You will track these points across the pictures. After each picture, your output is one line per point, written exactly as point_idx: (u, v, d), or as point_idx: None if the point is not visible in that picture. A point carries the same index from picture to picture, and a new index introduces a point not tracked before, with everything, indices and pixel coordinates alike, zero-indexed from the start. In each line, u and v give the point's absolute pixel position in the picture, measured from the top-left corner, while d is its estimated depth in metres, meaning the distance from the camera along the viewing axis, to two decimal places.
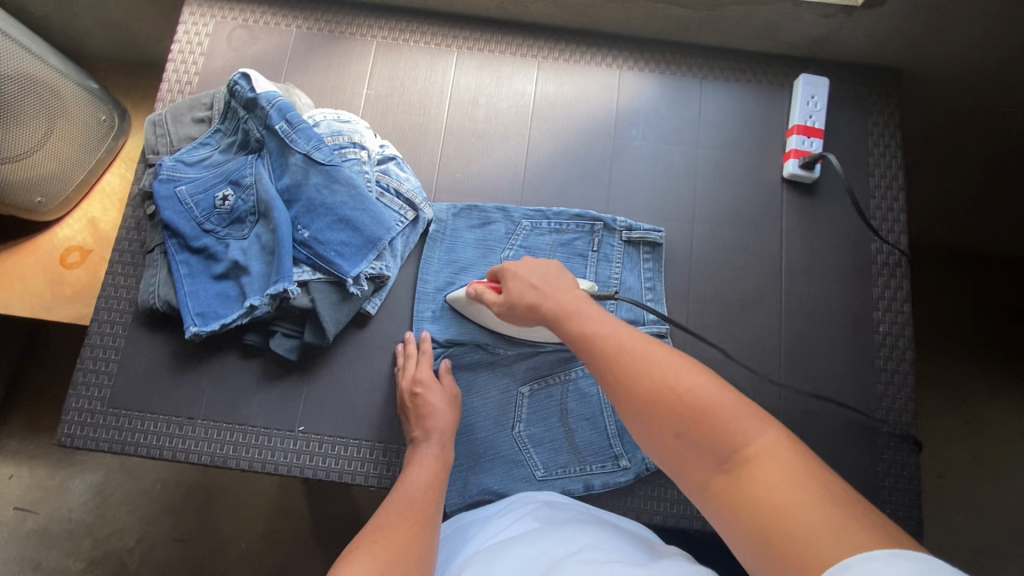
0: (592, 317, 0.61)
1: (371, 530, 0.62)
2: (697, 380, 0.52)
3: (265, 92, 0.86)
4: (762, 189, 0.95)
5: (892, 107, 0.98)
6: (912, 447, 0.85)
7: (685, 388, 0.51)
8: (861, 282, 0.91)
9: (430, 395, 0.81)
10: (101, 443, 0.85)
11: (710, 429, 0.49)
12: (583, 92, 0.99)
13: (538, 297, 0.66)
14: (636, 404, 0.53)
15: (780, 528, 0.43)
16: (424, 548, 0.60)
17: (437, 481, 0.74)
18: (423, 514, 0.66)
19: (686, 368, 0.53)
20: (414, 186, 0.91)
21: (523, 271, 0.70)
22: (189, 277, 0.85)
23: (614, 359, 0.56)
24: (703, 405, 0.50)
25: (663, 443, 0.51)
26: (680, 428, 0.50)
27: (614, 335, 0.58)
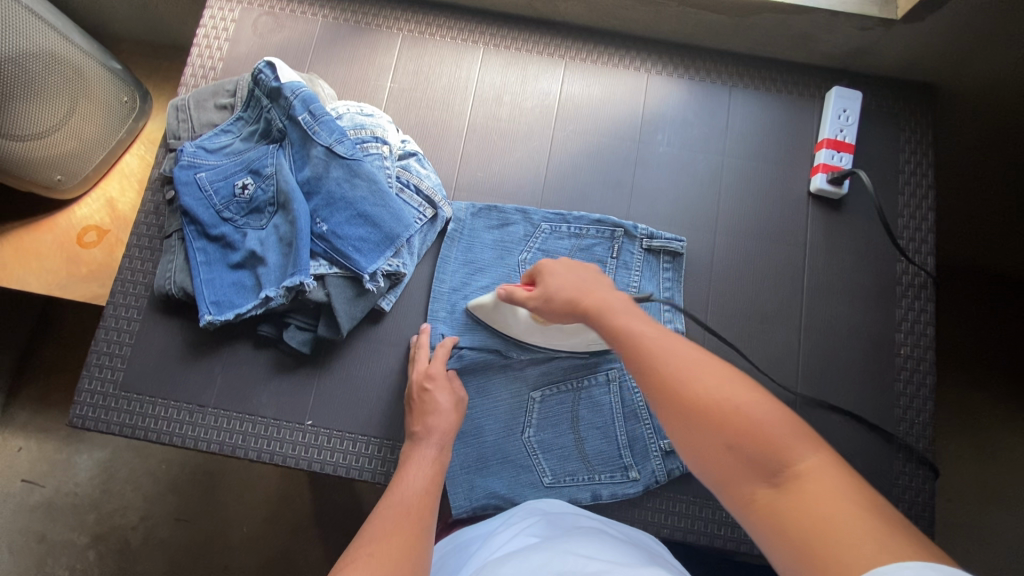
0: (636, 321, 0.61)
1: (364, 538, 0.60)
2: (744, 390, 0.49)
3: (290, 82, 0.85)
4: (788, 202, 0.93)
5: (926, 125, 0.95)
6: (928, 474, 0.84)
7: (732, 396, 0.49)
8: (885, 302, 0.89)
9: (437, 391, 0.80)
10: (112, 426, 0.85)
11: (758, 440, 0.46)
12: (610, 95, 0.97)
13: (582, 299, 0.67)
14: (678, 408, 0.50)
15: (830, 548, 0.39)
16: (419, 559, 0.58)
17: (434, 483, 0.72)
18: (418, 522, 0.64)
19: (732, 377, 0.51)
20: (434, 183, 0.90)
21: (564, 275, 0.73)
22: (206, 264, 0.85)
23: (656, 361, 0.54)
24: (750, 415, 0.47)
25: (705, 451, 0.48)
26: (727, 436, 0.47)
27: (655, 340, 0.57)
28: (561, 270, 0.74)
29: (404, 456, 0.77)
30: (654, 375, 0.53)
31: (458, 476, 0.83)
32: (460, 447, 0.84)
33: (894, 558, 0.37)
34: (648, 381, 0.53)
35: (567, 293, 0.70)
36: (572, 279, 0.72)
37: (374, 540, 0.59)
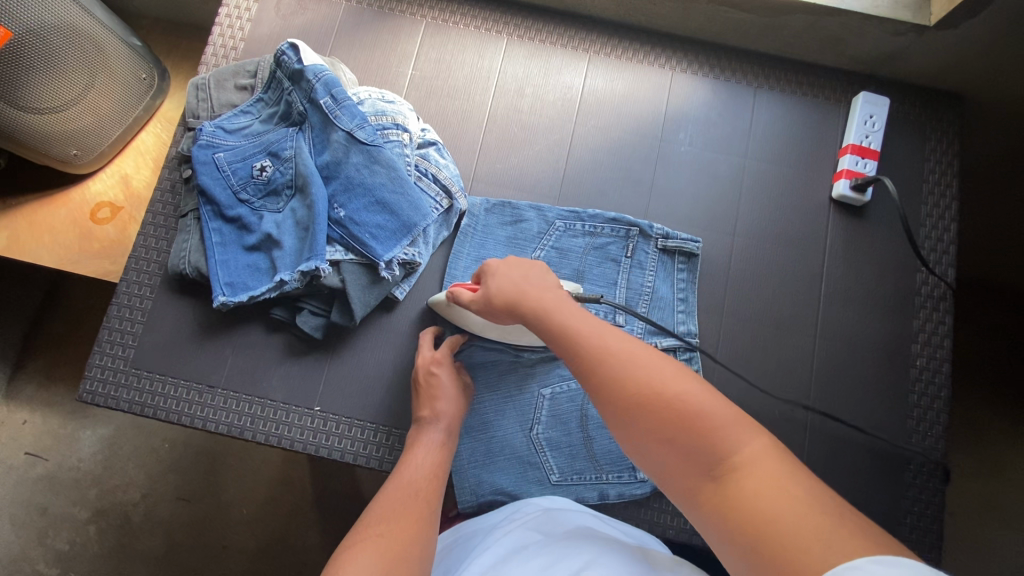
0: (576, 315, 0.61)
1: (368, 525, 0.62)
2: (684, 384, 0.52)
3: (312, 65, 0.84)
4: (809, 208, 0.92)
5: (952, 135, 0.94)
6: (939, 487, 0.83)
7: (672, 392, 0.52)
8: (902, 313, 0.88)
9: (442, 375, 0.80)
10: (121, 402, 0.85)
11: (699, 435, 0.49)
12: (633, 91, 0.96)
13: (523, 294, 0.65)
14: (622, 408, 0.53)
15: (772, 540, 0.42)
16: (421, 549, 0.60)
17: (440, 467, 0.74)
18: (423, 510, 0.65)
19: (672, 373, 0.53)
20: (452, 174, 0.89)
21: (503, 270, 0.68)
22: (221, 245, 0.84)
23: (603, 363, 0.56)
24: (691, 409, 0.50)
25: (647, 445, 0.52)
26: (670, 434, 0.50)
27: (596, 338, 0.58)
28: (502, 265, 0.69)
29: (409, 440, 0.77)
30: (601, 378, 0.55)
31: (465, 470, 0.83)
32: (468, 441, 0.84)
33: (849, 555, 0.39)
34: (595, 384, 0.55)
35: (506, 288, 0.66)
36: (513, 273, 0.68)
37: (377, 528, 0.61)
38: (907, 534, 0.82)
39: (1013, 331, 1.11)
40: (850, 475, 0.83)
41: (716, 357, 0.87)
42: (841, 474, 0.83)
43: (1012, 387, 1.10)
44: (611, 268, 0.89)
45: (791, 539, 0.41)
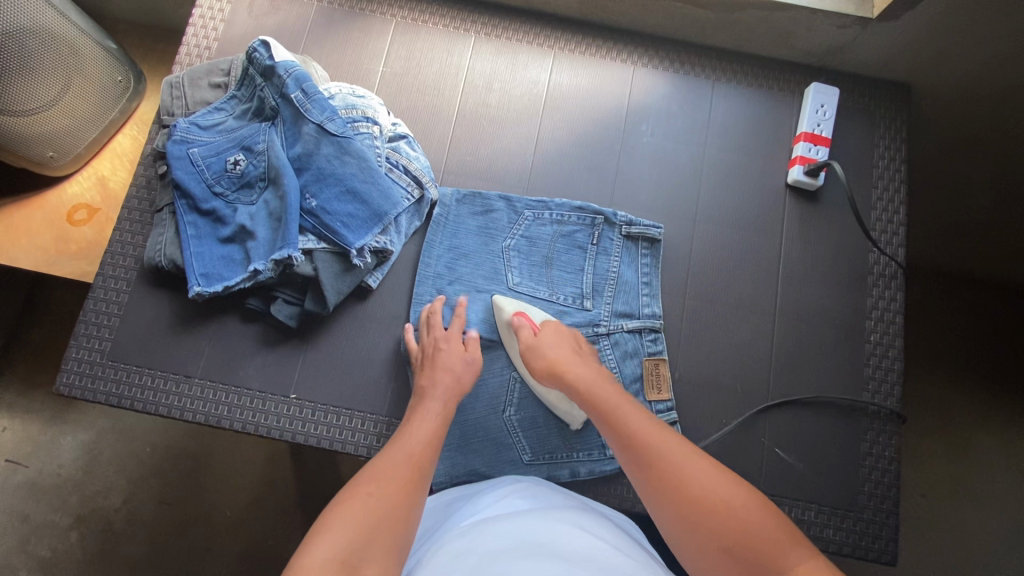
0: (636, 417, 0.69)
1: (359, 483, 0.64)
2: (736, 493, 0.58)
3: (283, 61, 0.87)
4: (766, 194, 0.96)
5: (900, 123, 0.99)
6: (895, 456, 0.87)
7: (726, 502, 0.57)
8: (857, 291, 0.93)
9: (448, 350, 0.84)
10: (98, 395, 0.86)
11: (752, 544, 0.54)
12: (597, 85, 1.00)
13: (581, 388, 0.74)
14: (679, 514, 0.58)
15: None
16: (405, 513, 0.62)
17: (436, 437, 0.75)
18: (413, 475, 0.67)
19: (722, 482, 0.59)
20: (422, 165, 0.91)
21: (552, 343, 0.81)
22: (196, 238, 0.86)
23: (662, 472, 0.62)
24: (746, 520, 0.56)
25: (711, 557, 0.55)
26: (727, 541, 0.55)
27: (655, 440, 0.65)
28: (558, 330, 0.83)
29: (410, 410, 0.79)
30: (656, 483, 0.61)
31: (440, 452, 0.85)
32: None
33: None
34: (654, 486, 0.61)
35: (564, 370, 0.77)
36: (569, 355, 0.79)
37: (368, 486, 0.64)
38: (865, 502, 0.85)
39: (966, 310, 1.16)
40: (810, 447, 0.87)
41: (681, 338, 0.91)
42: (803, 446, 0.87)
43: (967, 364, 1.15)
44: (578, 255, 0.93)
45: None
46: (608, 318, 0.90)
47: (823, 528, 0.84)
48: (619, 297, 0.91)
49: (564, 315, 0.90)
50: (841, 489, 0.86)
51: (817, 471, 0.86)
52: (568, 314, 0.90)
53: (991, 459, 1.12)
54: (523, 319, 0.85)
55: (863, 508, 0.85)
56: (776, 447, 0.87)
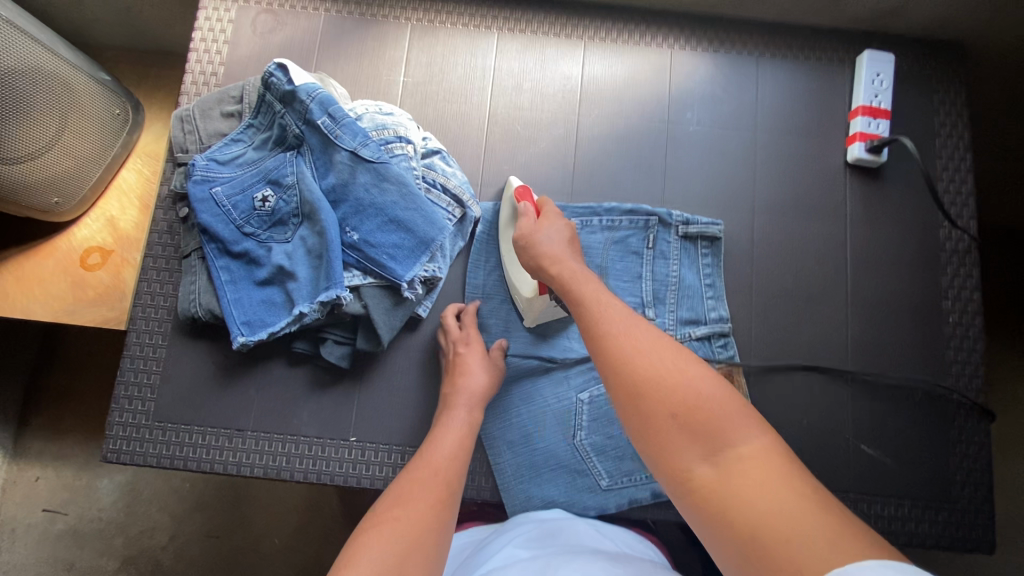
0: (601, 293, 0.63)
1: (386, 505, 0.61)
2: (702, 374, 0.52)
3: (304, 84, 0.80)
4: (825, 175, 0.90)
5: (960, 85, 0.93)
6: (985, 441, 0.83)
7: (687, 380, 0.51)
8: (930, 270, 0.88)
9: (468, 354, 0.80)
10: (149, 458, 0.82)
11: (708, 418, 0.49)
12: (635, 75, 0.93)
13: (555, 273, 0.68)
14: (629, 384, 0.52)
15: (765, 538, 0.41)
16: (436, 537, 0.58)
17: (462, 450, 0.72)
18: (442, 497, 0.63)
19: (682, 358, 0.54)
20: (461, 181, 0.85)
21: (552, 232, 0.73)
22: (232, 283, 0.81)
23: (625, 346, 0.55)
24: (708, 397, 0.50)
25: (655, 425, 0.50)
26: (679, 411, 0.49)
27: (618, 316, 0.59)
28: (559, 218, 0.75)
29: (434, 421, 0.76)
30: (612, 356, 0.55)
31: (514, 484, 0.81)
32: (511, 455, 0.82)
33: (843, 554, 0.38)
34: (608, 356, 0.55)
35: (548, 254, 0.70)
36: (555, 242, 0.72)
37: (396, 509, 0.60)
38: (959, 493, 0.82)
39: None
40: (897, 440, 0.83)
41: (749, 339, 0.86)
42: (890, 440, 0.83)
43: None
44: (634, 262, 0.87)
45: (772, 517, 0.42)
46: (673, 327, 0.85)
47: (918, 523, 0.81)
48: (682, 304, 0.86)
49: None
50: (932, 481, 0.82)
51: (907, 464, 0.83)
52: None
53: None
54: (525, 203, 0.79)
55: (957, 499, 0.82)
56: (862, 443, 0.83)
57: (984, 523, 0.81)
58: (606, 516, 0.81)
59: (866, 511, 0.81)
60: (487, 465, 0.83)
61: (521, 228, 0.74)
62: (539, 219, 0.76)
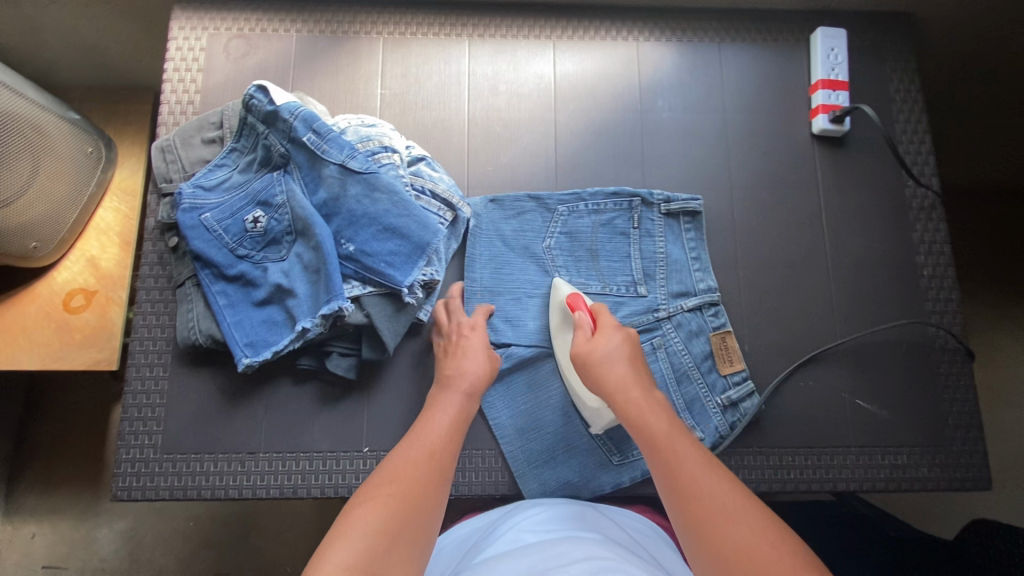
0: (681, 441, 0.66)
1: (377, 485, 0.62)
2: (781, 545, 0.54)
3: (286, 103, 0.81)
4: (794, 148, 0.94)
5: (909, 53, 0.98)
6: (970, 383, 0.88)
7: (765, 550, 0.53)
8: (901, 227, 0.92)
9: (475, 337, 0.81)
10: (161, 492, 0.81)
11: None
12: (605, 69, 0.96)
13: (623, 405, 0.72)
14: (711, 546, 0.56)
15: None
16: (426, 516, 0.60)
17: (457, 431, 0.72)
18: (433, 477, 0.64)
19: (762, 527, 0.56)
20: (449, 185, 0.87)
21: (610, 351, 0.76)
22: (230, 307, 0.81)
23: (704, 508, 0.58)
24: (787, 571, 0.52)
25: None
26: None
27: (701, 473, 0.62)
28: (616, 331, 0.79)
29: (430, 399, 0.76)
30: (695, 510, 0.59)
31: (526, 465, 0.83)
32: (522, 442, 0.84)
33: None
34: (690, 511, 0.59)
35: (613, 379, 0.74)
36: (618, 367, 0.75)
37: (387, 490, 0.61)
38: (952, 435, 0.86)
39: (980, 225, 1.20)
40: (888, 390, 0.87)
41: (740, 310, 0.89)
42: (882, 393, 0.87)
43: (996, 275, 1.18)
44: (622, 242, 0.90)
45: None
46: (666, 301, 0.88)
47: (917, 468, 0.85)
48: (672, 279, 0.89)
49: (621, 305, 0.88)
50: (926, 427, 0.86)
51: (900, 413, 0.87)
52: (625, 303, 0.88)
53: None
54: (580, 311, 0.82)
55: (951, 441, 0.86)
56: (857, 399, 0.87)
57: (979, 461, 0.85)
58: (621, 494, 0.84)
59: (868, 463, 0.85)
60: (503, 459, 0.84)
61: (576, 347, 0.78)
62: (595, 330, 0.80)
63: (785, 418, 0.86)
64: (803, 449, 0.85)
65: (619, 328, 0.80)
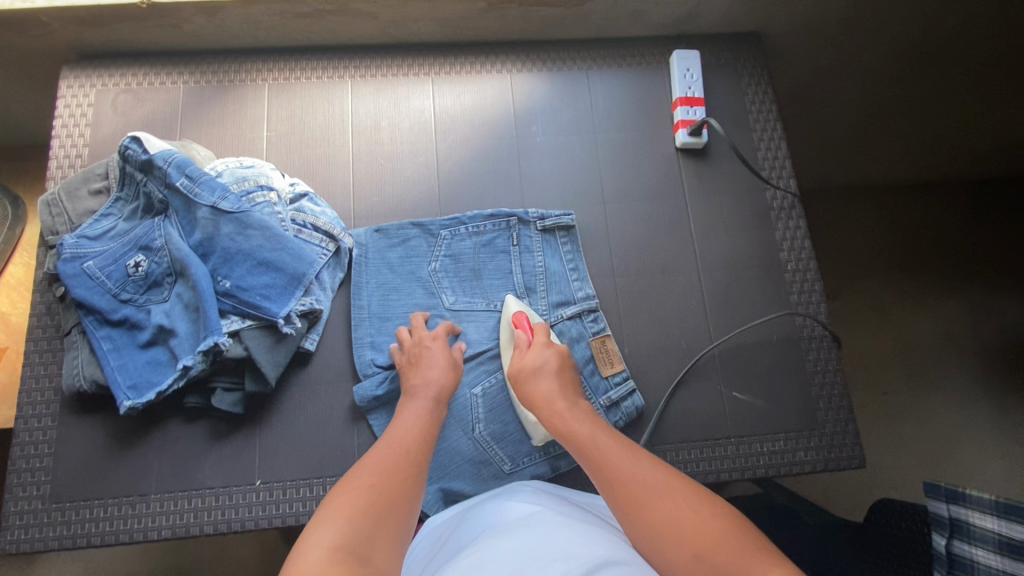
0: (603, 441, 0.71)
1: (358, 475, 0.63)
2: (713, 513, 0.59)
3: (160, 151, 0.84)
4: (661, 161, 1.01)
5: (760, 68, 1.07)
6: (838, 367, 0.93)
7: (698, 521, 0.58)
8: (764, 227, 0.99)
9: (434, 348, 0.84)
10: (49, 542, 0.81)
11: (725, 555, 0.54)
12: (481, 100, 1.03)
13: (551, 417, 0.76)
14: (651, 529, 0.59)
15: None
16: (405, 507, 0.61)
17: (428, 431, 0.74)
18: (410, 469, 0.66)
19: (691, 502, 0.61)
20: (330, 218, 0.91)
21: (541, 363, 0.82)
22: (115, 351, 0.83)
23: (638, 493, 0.62)
24: (721, 534, 0.56)
25: (679, 563, 0.55)
26: (699, 550, 0.55)
27: (626, 463, 0.66)
28: (549, 346, 0.84)
29: (399, 408, 0.78)
30: (629, 499, 0.62)
31: None
32: None
33: None
34: (626, 502, 0.62)
35: (539, 394, 0.78)
36: (547, 381, 0.80)
37: (368, 480, 0.63)
38: (825, 417, 0.91)
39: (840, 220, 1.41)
40: (763, 381, 0.92)
41: (620, 316, 0.94)
42: (756, 384, 0.92)
43: (855, 259, 1.39)
44: (503, 259, 0.95)
45: None
46: (546, 311, 0.92)
47: (795, 452, 0.89)
48: (552, 290, 0.94)
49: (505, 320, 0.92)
50: (800, 412, 0.91)
51: (777, 400, 0.91)
52: None
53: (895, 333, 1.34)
54: (520, 330, 0.86)
55: (824, 423, 0.91)
56: (734, 391, 0.91)
57: (851, 439, 0.90)
58: None
59: (748, 451, 0.89)
60: None
61: (512, 365, 0.82)
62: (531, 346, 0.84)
63: (668, 414, 0.90)
64: (687, 443, 0.89)
65: (550, 344, 0.85)
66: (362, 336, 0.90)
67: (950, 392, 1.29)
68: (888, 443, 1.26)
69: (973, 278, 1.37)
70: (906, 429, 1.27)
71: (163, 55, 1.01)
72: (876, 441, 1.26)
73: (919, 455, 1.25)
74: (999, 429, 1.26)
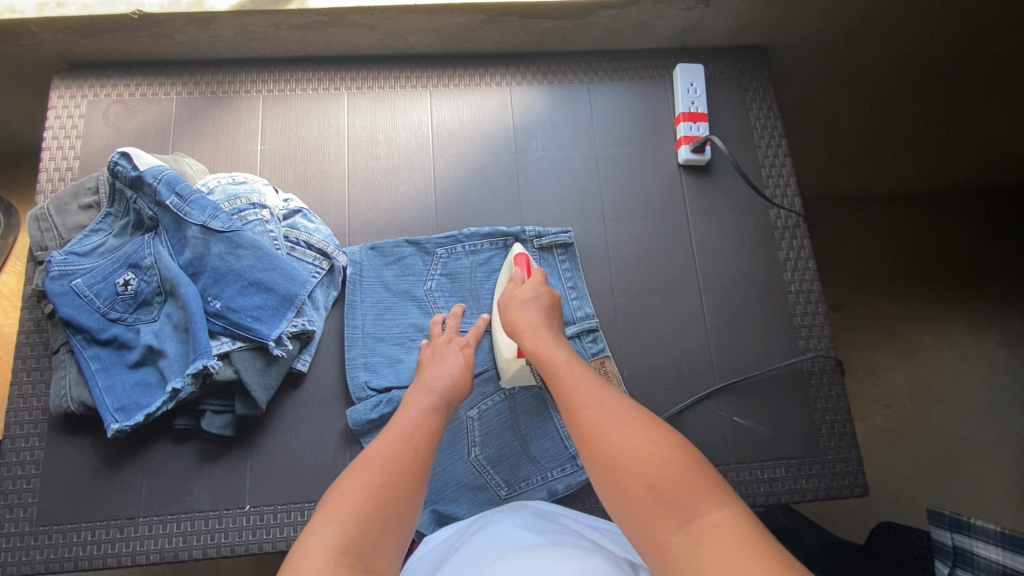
0: (575, 367, 0.69)
1: (367, 470, 0.59)
2: (671, 445, 0.57)
3: (150, 167, 0.83)
4: (662, 177, 0.99)
5: (765, 82, 1.05)
6: (841, 392, 0.92)
7: (656, 448, 0.56)
8: (767, 247, 0.97)
9: (456, 350, 0.82)
10: (36, 566, 0.79)
11: (677, 488, 0.54)
12: (480, 114, 1.01)
13: (529, 340, 0.75)
14: (607, 460, 0.57)
15: None
16: (410, 504, 0.59)
17: (437, 424, 0.70)
18: (417, 461, 0.63)
19: (650, 430, 0.58)
20: (324, 235, 0.90)
21: (528, 297, 0.81)
22: (103, 371, 0.81)
23: (599, 420, 0.60)
24: (675, 467, 0.55)
25: (632, 494, 0.55)
26: (651, 481, 0.54)
27: (592, 390, 0.64)
28: (542, 284, 0.84)
29: (408, 395, 0.75)
30: (590, 425, 0.60)
31: None
32: None
33: None
34: (587, 428, 0.60)
35: (520, 322, 0.78)
36: (530, 312, 0.79)
37: (376, 473, 0.59)
38: (827, 444, 0.89)
39: (845, 234, 1.38)
40: (766, 406, 0.90)
41: (619, 337, 0.92)
42: (758, 408, 0.90)
43: (860, 274, 1.36)
44: (501, 278, 0.93)
45: None
46: None
47: (796, 480, 0.87)
48: None
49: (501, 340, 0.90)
50: (802, 438, 0.89)
51: (779, 426, 0.90)
52: None
53: (900, 350, 1.31)
54: (518, 266, 0.87)
55: (827, 450, 0.89)
56: (735, 416, 0.90)
57: (854, 467, 0.88)
58: None
59: (749, 478, 0.87)
60: None
61: (505, 294, 0.83)
62: (524, 282, 0.85)
63: None
64: None
65: (546, 285, 0.84)
66: (356, 357, 0.88)
67: (957, 411, 1.27)
68: (894, 462, 1.23)
69: (981, 292, 1.34)
70: (910, 449, 1.24)
71: (156, 65, 0.99)
72: (880, 461, 1.24)
73: (924, 476, 1.22)
74: (1007, 447, 1.23)
